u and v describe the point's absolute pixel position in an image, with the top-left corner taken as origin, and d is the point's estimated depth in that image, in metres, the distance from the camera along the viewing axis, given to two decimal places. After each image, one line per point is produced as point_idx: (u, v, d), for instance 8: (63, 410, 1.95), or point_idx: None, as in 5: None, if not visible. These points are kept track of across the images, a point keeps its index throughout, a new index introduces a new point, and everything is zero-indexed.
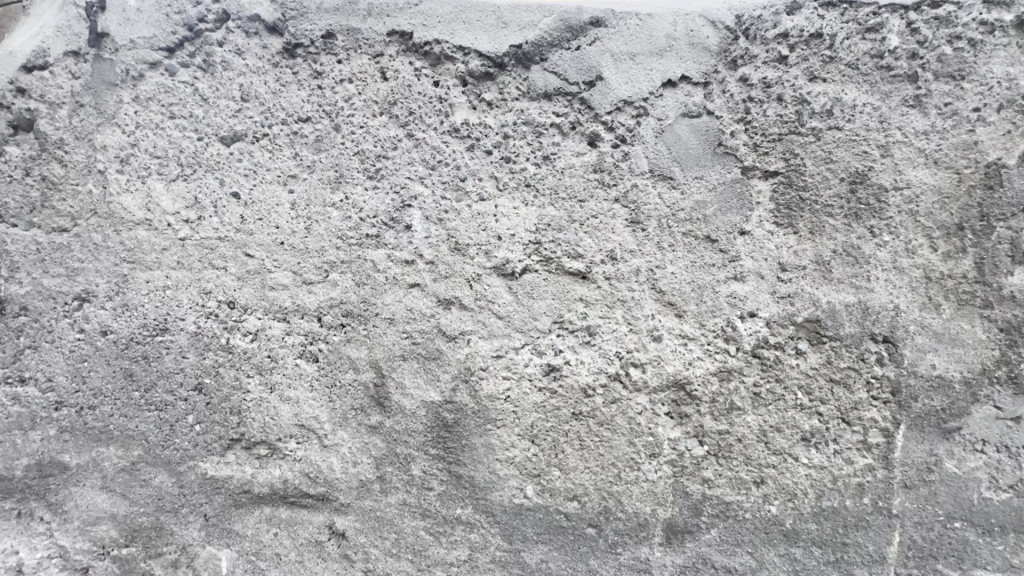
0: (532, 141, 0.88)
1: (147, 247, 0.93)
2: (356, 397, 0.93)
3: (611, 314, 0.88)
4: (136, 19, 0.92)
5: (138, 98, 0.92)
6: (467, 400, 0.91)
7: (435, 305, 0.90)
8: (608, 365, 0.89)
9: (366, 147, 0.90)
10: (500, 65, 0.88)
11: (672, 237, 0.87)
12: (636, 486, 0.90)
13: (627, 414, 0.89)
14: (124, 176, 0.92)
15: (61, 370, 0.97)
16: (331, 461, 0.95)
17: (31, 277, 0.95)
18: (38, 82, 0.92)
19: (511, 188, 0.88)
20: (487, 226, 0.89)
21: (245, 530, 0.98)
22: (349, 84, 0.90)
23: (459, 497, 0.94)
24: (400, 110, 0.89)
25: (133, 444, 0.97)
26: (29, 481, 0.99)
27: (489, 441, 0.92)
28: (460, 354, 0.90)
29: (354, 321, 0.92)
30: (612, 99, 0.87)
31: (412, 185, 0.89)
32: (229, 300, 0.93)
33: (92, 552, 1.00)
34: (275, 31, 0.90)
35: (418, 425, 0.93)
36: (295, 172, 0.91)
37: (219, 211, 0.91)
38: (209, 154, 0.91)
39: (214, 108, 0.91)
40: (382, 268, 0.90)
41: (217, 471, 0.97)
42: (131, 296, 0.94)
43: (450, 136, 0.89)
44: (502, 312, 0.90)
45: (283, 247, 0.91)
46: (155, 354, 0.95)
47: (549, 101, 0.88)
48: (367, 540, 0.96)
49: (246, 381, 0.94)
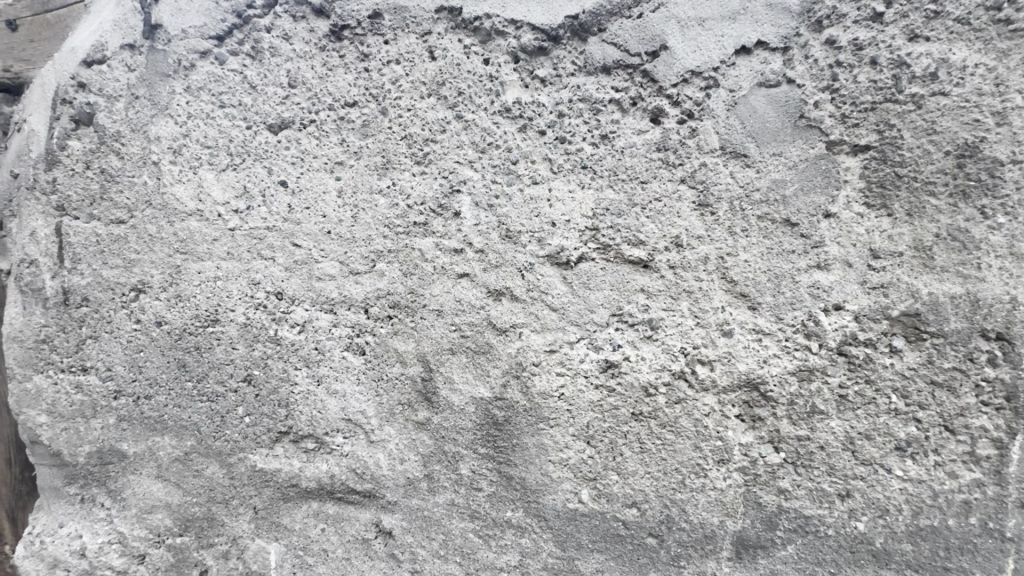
0: (589, 119, 0.82)
1: (198, 237, 0.93)
2: (403, 391, 0.90)
3: (676, 306, 0.81)
4: (187, 8, 0.91)
5: (189, 88, 0.92)
6: (519, 397, 0.86)
7: (485, 296, 0.85)
8: (672, 361, 0.82)
9: (413, 131, 0.86)
10: (555, 39, 0.82)
11: (746, 221, 0.78)
12: (702, 495, 0.82)
13: (693, 416, 0.82)
14: (176, 167, 0.93)
15: (119, 360, 0.99)
16: (377, 457, 0.92)
17: (92, 268, 0.97)
18: (97, 77, 0.94)
19: (566, 171, 0.82)
20: (541, 212, 0.83)
21: (294, 524, 0.97)
22: (396, 66, 0.86)
23: (510, 499, 0.89)
24: (448, 91, 0.85)
25: (186, 434, 0.98)
26: (91, 467, 1.02)
27: (542, 441, 0.86)
28: (512, 348, 0.85)
29: (401, 313, 0.88)
30: (679, 71, 0.79)
31: (461, 169, 0.85)
32: (277, 292, 0.91)
33: (148, 540, 1.01)
34: (322, 14, 0.88)
35: (467, 422, 0.88)
36: (342, 159, 0.88)
37: (268, 200, 0.90)
38: (258, 143, 0.90)
39: (262, 95, 0.90)
40: (430, 257, 0.86)
41: (266, 464, 0.96)
42: (184, 288, 0.94)
43: (501, 116, 0.83)
44: (556, 303, 0.84)
45: (330, 237, 0.89)
46: (206, 345, 0.95)
47: (608, 75, 0.81)
48: (414, 540, 0.93)
49: (293, 373, 0.93)
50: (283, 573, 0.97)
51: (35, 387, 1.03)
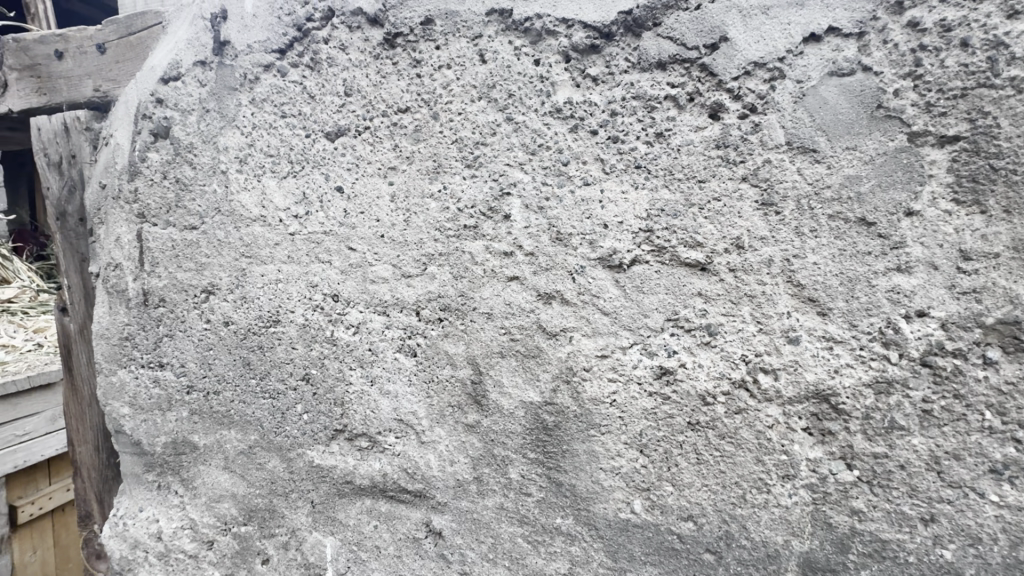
0: (642, 117, 0.79)
1: (262, 242, 0.97)
2: (454, 394, 0.90)
3: (736, 311, 0.77)
4: (252, 24, 0.96)
5: (254, 100, 0.96)
6: (569, 402, 0.85)
7: (535, 299, 0.84)
8: (731, 369, 0.77)
9: (464, 135, 0.86)
10: (607, 36, 0.80)
11: (815, 220, 0.73)
12: (764, 512, 0.78)
13: (754, 427, 0.78)
14: (242, 176, 0.98)
15: (191, 358, 1.05)
16: (428, 458, 0.93)
17: (168, 271, 1.05)
18: (173, 93, 1.01)
19: (619, 171, 0.80)
20: (592, 213, 0.81)
21: (349, 520, 1.00)
22: (447, 70, 0.87)
23: (560, 506, 0.88)
24: (498, 93, 0.84)
25: (250, 429, 1.03)
26: (167, 457, 1.10)
27: (593, 448, 0.85)
28: (562, 352, 0.84)
29: (451, 316, 0.89)
30: (740, 63, 0.75)
31: (511, 172, 0.84)
32: (334, 294, 0.94)
33: (216, 527, 1.08)
34: (376, 23, 0.90)
35: (517, 427, 0.88)
36: (394, 164, 0.89)
37: (325, 206, 0.93)
38: (316, 150, 0.93)
39: (320, 105, 0.93)
40: (480, 260, 0.86)
41: (323, 460, 0.99)
42: (249, 290, 0.99)
43: (552, 117, 0.82)
44: (607, 308, 0.82)
45: (383, 241, 0.91)
46: (268, 344, 0.99)
47: (663, 71, 0.78)
48: (463, 542, 0.93)
49: (348, 373, 0.95)
50: (338, 567, 1.00)
51: (120, 381, 1.12)
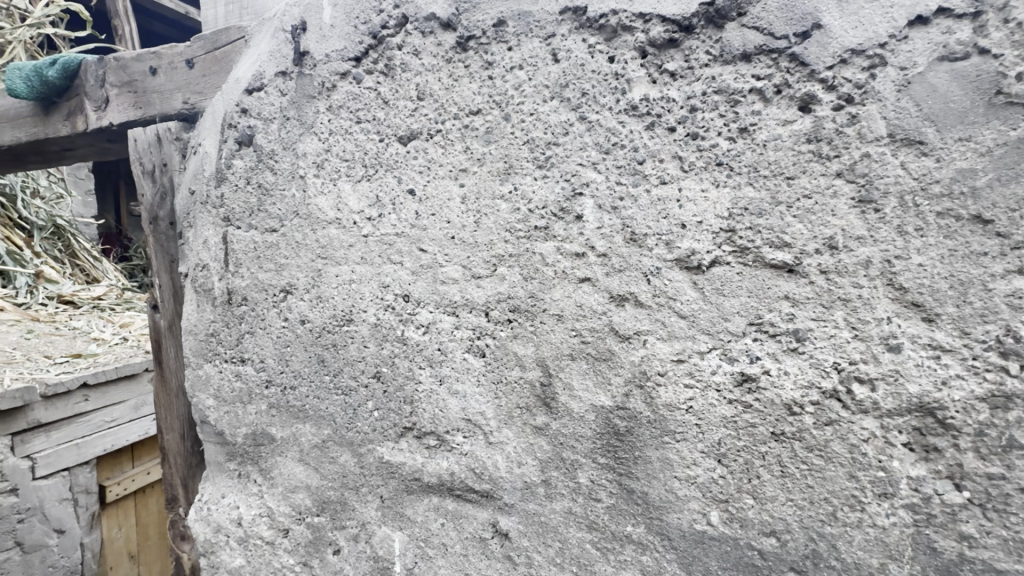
0: (725, 112, 0.75)
1: (336, 244, 1.01)
2: (523, 395, 0.90)
3: (828, 315, 0.72)
4: (330, 35, 1.00)
5: (331, 106, 1.00)
6: (643, 408, 0.82)
7: (607, 301, 0.83)
8: (822, 378, 0.73)
9: (536, 135, 0.85)
10: (687, 29, 0.78)
11: (921, 219, 0.67)
12: (858, 531, 0.73)
13: (847, 441, 0.72)
14: (319, 180, 1.01)
15: (270, 354, 1.11)
16: (496, 459, 0.93)
17: (250, 272, 1.10)
18: (257, 103, 1.07)
19: (698, 169, 0.77)
20: (669, 213, 0.78)
21: (416, 516, 1.01)
22: (519, 71, 0.86)
23: (631, 514, 0.85)
24: (572, 92, 0.83)
25: (324, 424, 1.07)
26: (247, 447, 1.16)
27: (667, 455, 0.82)
28: (635, 356, 0.82)
29: (521, 317, 0.88)
30: (835, 51, 0.70)
31: (584, 172, 0.83)
32: (405, 294, 0.96)
33: (291, 516, 1.12)
34: (449, 27, 0.91)
35: (587, 430, 0.86)
36: (466, 166, 0.90)
37: (397, 208, 0.95)
38: (389, 154, 0.96)
39: (393, 110, 0.95)
40: (551, 261, 0.85)
41: (393, 456, 1.02)
42: (324, 289, 1.03)
43: (627, 115, 0.80)
44: (684, 311, 0.79)
45: (454, 242, 0.92)
46: (342, 342, 1.03)
47: (747, 63, 0.75)
48: (530, 544, 0.93)
49: (418, 372, 0.97)
50: (406, 562, 1.02)
51: (205, 374, 1.19)
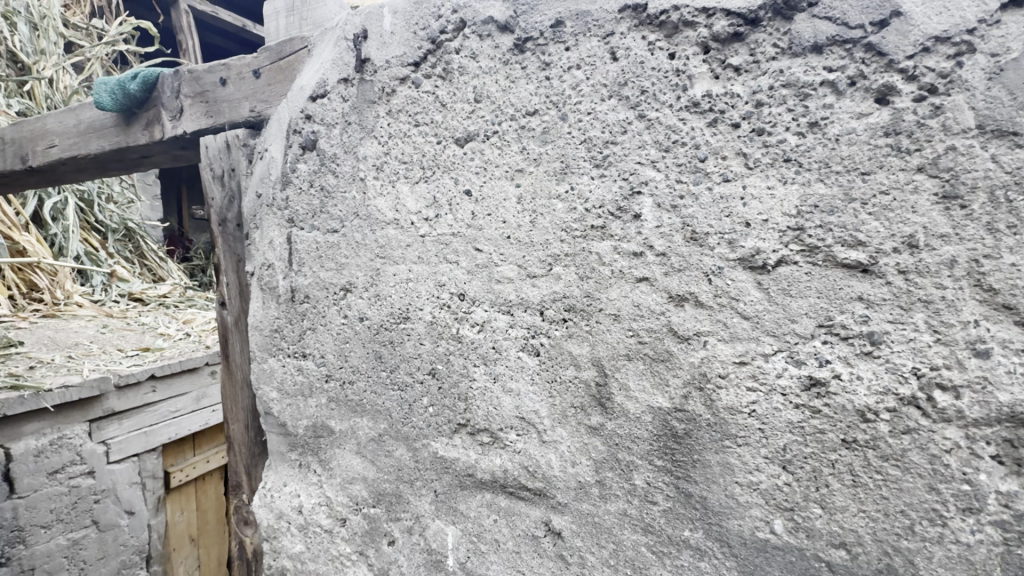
0: (793, 107, 0.73)
1: (394, 243, 1.04)
2: (577, 395, 0.90)
3: (906, 318, 0.68)
4: (390, 41, 1.03)
5: (390, 111, 1.03)
6: (702, 410, 0.81)
7: (666, 301, 0.81)
8: (899, 384, 0.69)
9: (593, 134, 0.85)
10: (753, 22, 0.76)
11: (1014, 215, 0.62)
12: (939, 548, 0.68)
13: (927, 451, 0.68)
14: (379, 182, 1.05)
15: (330, 350, 1.15)
16: (549, 458, 0.94)
17: (312, 271, 1.15)
18: (321, 109, 1.12)
19: (763, 166, 0.75)
20: (732, 211, 0.77)
21: (469, 512, 1.03)
22: (577, 70, 0.87)
23: (689, 519, 0.84)
24: (630, 91, 0.82)
25: (380, 418, 1.11)
26: (308, 438, 1.22)
27: (728, 460, 0.80)
28: (695, 357, 0.80)
29: (576, 316, 0.88)
30: (916, 39, 0.67)
31: (642, 170, 0.82)
32: (460, 293, 0.98)
33: (348, 506, 1.17)
34: (506, 29, 0.92)
35: (643, 432, 0.85)
36: (522, 167, 0.91)
37: (454, 209, 0.97)
38: (446, 156, 0.98)
39: (451, 112, 0.97)
40: (608, 261, 0.85)
41: (447, 452, 1.04)
42: (382, 288, 1.06)
43: (688, 112, 0.79)
44: (748, 312, 0.77)
45: (509, 241, 0.93)
46: (399, 339, 1.06)
47: (818, 54, 0.72)
48: (583, 545, 0.92)
49: (472, 369, 0.99)
50: (459, 556, 1.04)
51: (270, 368, 1.25)
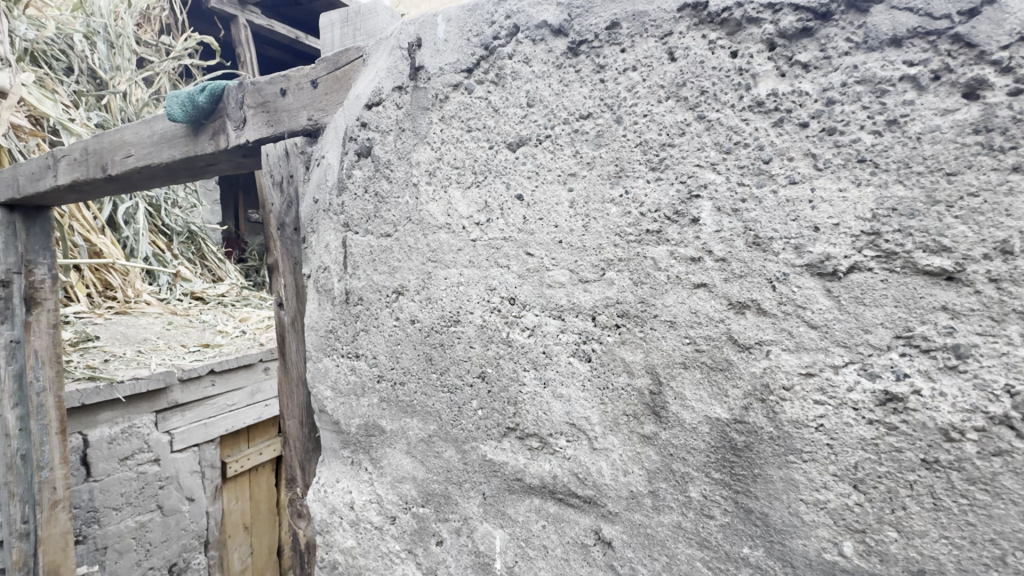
0: (868, 104, 0.69)
1: (446, 247, 1.05)
2: (630, 403, 0.88)
3: (997, 330, 0.63)
4: (444, 49, 1.05)
5: (443, 117, 1.05)
6: (764, 423, 0.77)
7: (726, 308, 0.79)
8: (989, 402, 0.63)
9: (649, 137, 0.83)
10: (824, 16, 0.72)
11: None
12: None
13: (1022, 475, 0.62)
14: (431, 187, 1.07)
15: (382, 351, 1.18)
16: (600, 465, 0.92)
17: (366, 274, 1.19)
18: (375, 116, 1.15)
19: (835, 167, 0.71)
20: (799, 215, 0.73)
21: (518, 516, 1.03)
22: (633, 72, 0.85)
23: (748, 535, 0.80)
24: (689, 91, 0.80)
25: (430, 419, 1.12)
26: (359, 436, 1.25)
27: (791, 476, 0.76)
28: (757, 367, 0.77)
29: (629, 323, 0.87)
30: (1012, 28, 0.62)
31: (701, 173, 0.79)
32: (511, 297, 0.98)
33: (398, 505, 1.19)
34: (560, 33, 0.92)
35: (700, 443, 0.83)
36: (575, 170, 0.90)
37: (505, 213, 0.98)
38: (499, 160, 0.98)
39: (503, 117, 0.98)
40: (663, 266, 0.83)
41: (496, 455, 1.04)
42: (434, 291, 1.08)
43: (751, 111, 0.76)
44: (815, 321, 0.73)
45: (562, 246, 0.92)
46: (449, 342, 1.07)
47: (898, 48, 0.67)
48: (635, 556, 0.90)
49: (522, 374, 0.99)
50: (507, 560, 1.04)
51: (325, 367, 1.30)
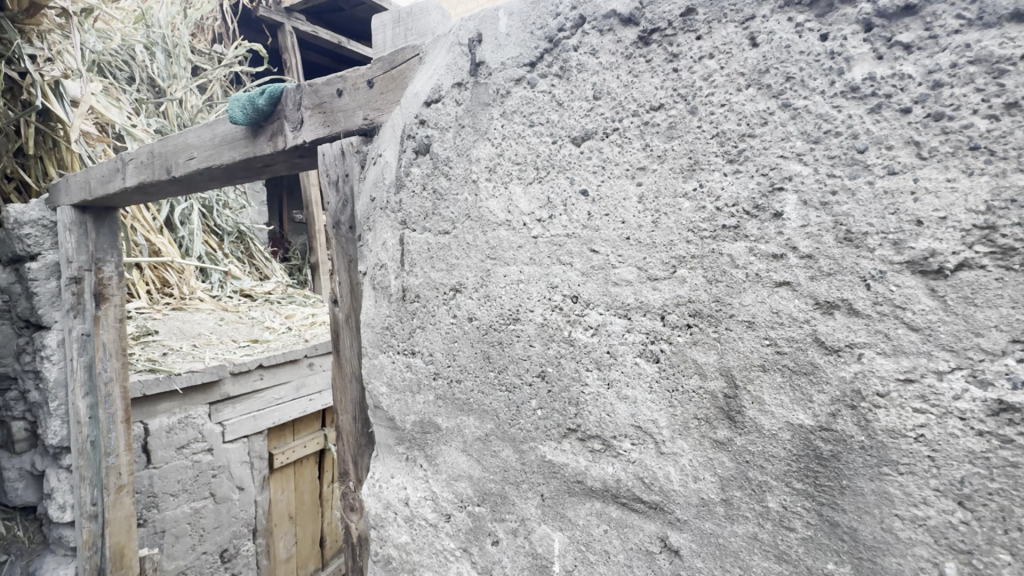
0: (983, 86, 0.63)
1: (506, 244, 1.04)
2: (702, 406, 0.84)
3: None
4: (505, 43, 1.04)
5: (505, 112, 1.04)
6: (855, 431, 0.72)
7: (812, 308, 0.74)
8: None
9: (727, 127, 0.79)
10: None
11: None
12: None
13: None
14: (491, 184, 1.06)
15: (438, 348, 1.18)
16: (668, 471, 0.89)
17: (423, 271, 1.19)
18: (434, 113, 1.15)
19: (941, 155, 0.65)
20: (900, 208, 0.68)
21: (578, 519, 1.01)
22: (709, 60, 0.81)
23: (834, 550, 0.75)
24: (773, 78, 0.76)
25: (487, 418, 1.11)
26: (415, 433, 1.25)
27: (885, 489, 0.71)
28: (848, 371, 0.72)
29: (702, 323, 0.83)
30: None
31: (786, 164, 0.75)
32: (574, 295, 0.96)
33: (454, 503, 1.19)
34: (630, 22, 0.89)
35: (780, 451, 0.78)
36: (644, 164, 0.87)
37: (569, 209, 0.96)
38: (562, 155, 0.96)
39: (568, 111, 0.96)
40: (742, 263, 0.79)
41: (555, 456, 1.02)
42: (493, 289, 1.07)
43: (844, 98, 0.71)
44: (917, 322, 0.67)
45: (629, 242, 0.89)
46: (508, 340, 1.06)
47: (1019, 23, 0.61)
48: (704, 566, 0.87)
49: (585, 373, 0.96)
50: (566, 563, 1.02)
51: (380, 363, 1.31)
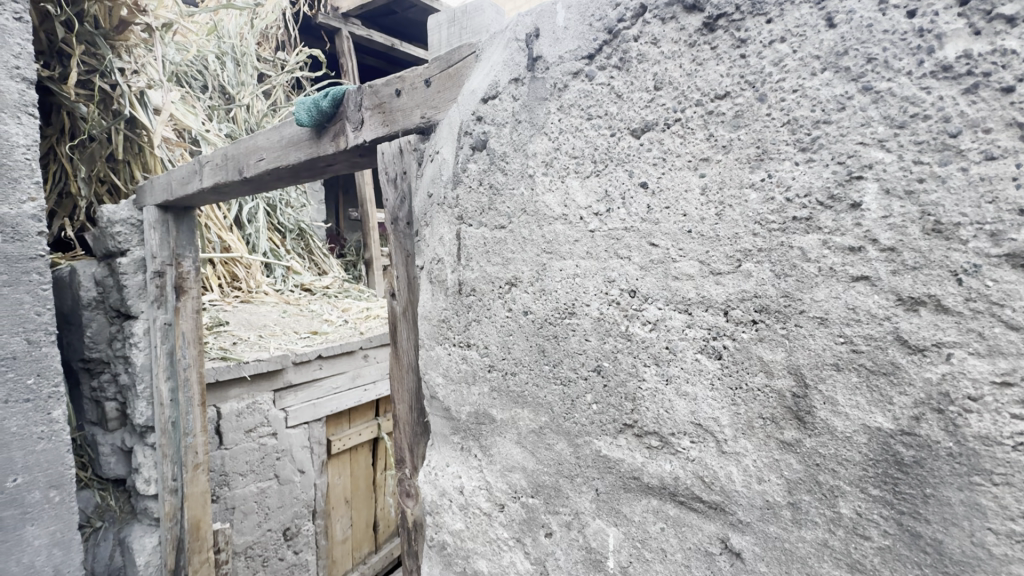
0: None
1: (562, 238, 1.04)
2: (768, 405, 0.81)
3: None
4: (563, 36, 1.04)
5: (562, 106, 1.04)
6: (941, 437, 0.67)
7: (894, 304, 0.69)
8: None
9: (800, 114, 0.76)
10: None
11: None
12: None
13: None
14: (548, 178, 1.06)
15: (493, 341, 1.20)
16: (730, 470, 0.86)
17: (479, 265, 1.21)
18: (491, 109, 1.17)
19: None
20: (998, 196, 0.62)
21: (633, 515, 1.00)
22: (780, 44, 0.78)
23: (914, 562, 0.71)
24: (852, 60, 0.72)
25: (542, 410, 1.12)
26: (469, 423, 1.28)
27: (976, 500, 0.66)
28: (934, 373, 0.67)
29: (769, 319, 0.80)
30: None
31: (865, 151, 0.71)
32: (631, 289, 0.95)
33: (507, 493, 1.21)
34: (694, 9, 0.86)
35: (855, 455, 0.74)
36: (708, 155, 0.85)
37: (628, 202, 0.94)
38: (621, 148, 0.95)
39: (627, 103, 0.94)
40: (814, 257, 0.75)
41: (611, 451, 1.02)
42: (548, 282, 1.07)
43: (934, 78, 0.66)
44: (1017, 321, 0.62)
45: (690, 235, 0.87)
46: (563, 335, 1.06)
47: None
48: (768, 570, 0.84)
49: (642, 369, 0.95)
50: (621, 559, 1.02)
51: (436, 355, 1.35)
